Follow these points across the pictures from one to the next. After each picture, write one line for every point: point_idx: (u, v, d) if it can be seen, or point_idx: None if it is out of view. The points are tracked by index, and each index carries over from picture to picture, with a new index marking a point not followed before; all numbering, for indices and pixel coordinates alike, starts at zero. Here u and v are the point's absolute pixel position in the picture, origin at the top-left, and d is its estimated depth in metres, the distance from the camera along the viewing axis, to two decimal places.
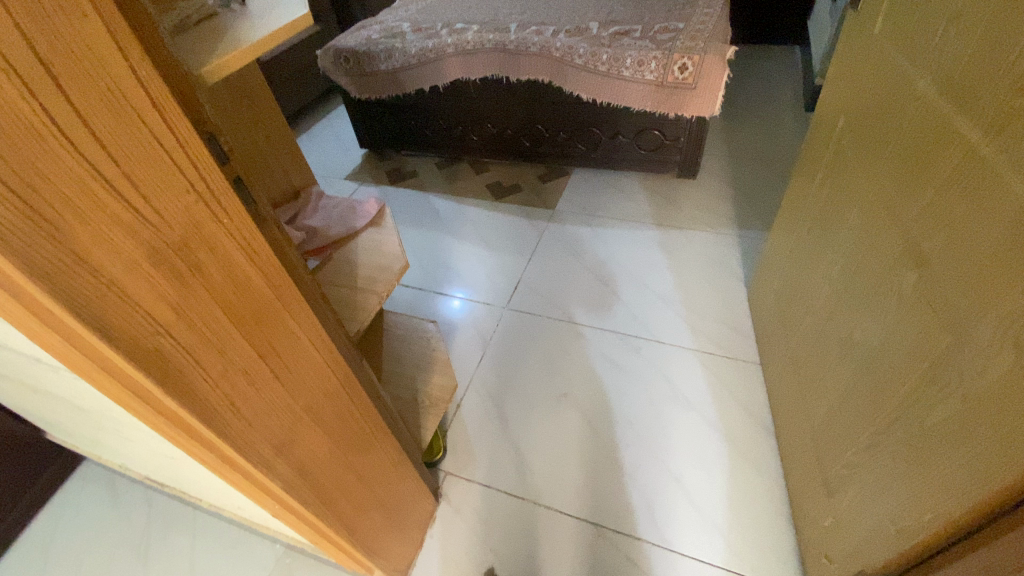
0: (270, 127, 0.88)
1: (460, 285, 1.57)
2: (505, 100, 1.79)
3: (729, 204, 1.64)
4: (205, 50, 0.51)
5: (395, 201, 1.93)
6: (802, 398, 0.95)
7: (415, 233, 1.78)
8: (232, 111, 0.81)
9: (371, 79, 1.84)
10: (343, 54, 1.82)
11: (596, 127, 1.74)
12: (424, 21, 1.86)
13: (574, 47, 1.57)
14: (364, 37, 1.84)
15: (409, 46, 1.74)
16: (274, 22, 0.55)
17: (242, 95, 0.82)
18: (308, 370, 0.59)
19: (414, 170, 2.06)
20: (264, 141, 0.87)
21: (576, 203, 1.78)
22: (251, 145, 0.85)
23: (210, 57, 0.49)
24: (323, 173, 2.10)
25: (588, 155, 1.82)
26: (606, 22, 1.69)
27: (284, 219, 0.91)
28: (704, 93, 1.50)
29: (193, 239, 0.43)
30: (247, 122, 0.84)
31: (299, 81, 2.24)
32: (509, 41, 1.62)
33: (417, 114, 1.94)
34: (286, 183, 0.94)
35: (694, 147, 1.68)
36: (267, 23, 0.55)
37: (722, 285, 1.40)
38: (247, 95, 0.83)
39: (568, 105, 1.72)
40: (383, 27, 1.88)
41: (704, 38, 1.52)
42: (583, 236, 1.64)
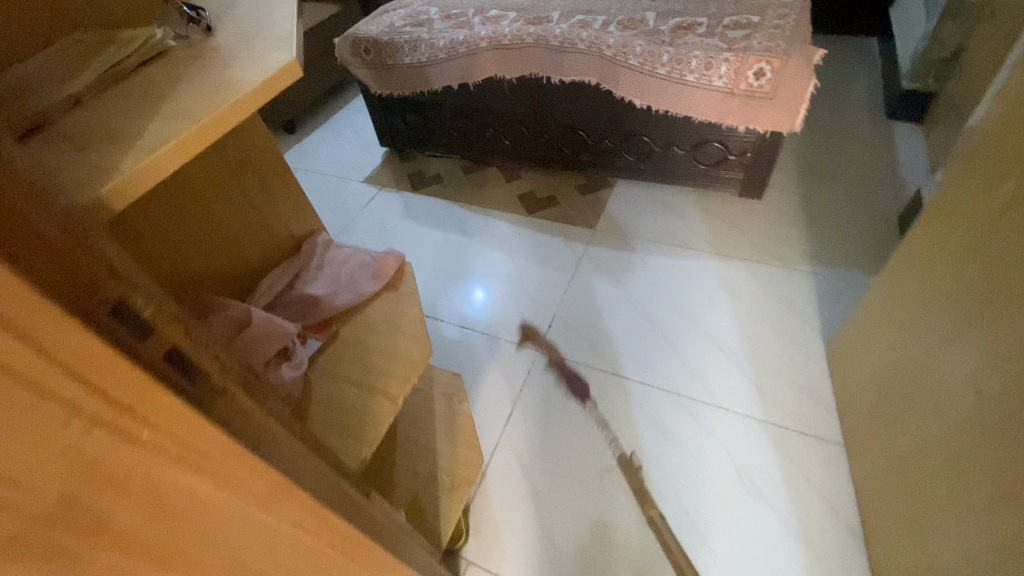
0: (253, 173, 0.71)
1: (486, 316, 1.38)
2: (543, 103, 1.56)
3: (801, 233, 1.42)
4: (134, 129, 0.33)
5: (417, 209, 1.75)
6: (929, 527, 0.76)
7: (438, 247, 1.60)
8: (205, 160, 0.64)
9: (394, 73, 1.64)
10: (363, 44, 1.62)
11: (647, 136, 1.51)
12: (454, 8, 1.64)
13: (630, 44, 1.35)
14: (387, 25, 1.64)
15: (438, 38, 1.53)
16: (247, 73, 0.37)
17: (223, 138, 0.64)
18: (292, 564, 0.43)
19: (438, 174, 1.86)
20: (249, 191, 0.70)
21: (621, 222, 1.57)
22: (235, 199, 0.68)
23: (133, 149, 0.31)
24: (340, 174, 1.92)
25: (636, 167, 1.60)
26: (665, 14, 1.45)
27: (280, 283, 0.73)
28: (782, 105, 1.27)
29: (85, 487, 0.27)
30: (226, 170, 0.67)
31: (313, 69, 2.05)
32: (553, 35, 1.41)
33: (444, 113, 1.73)
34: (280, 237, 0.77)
35: (763, 164, 1.44)
36: (238, 80, 0.36)
37: (794, 337, 1.21)
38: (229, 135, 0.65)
39: (617, 111, 1.49)
40: (408, 13, 1.67)
41: (785, 39, 1.28)
42: (630, 265, 1.44)
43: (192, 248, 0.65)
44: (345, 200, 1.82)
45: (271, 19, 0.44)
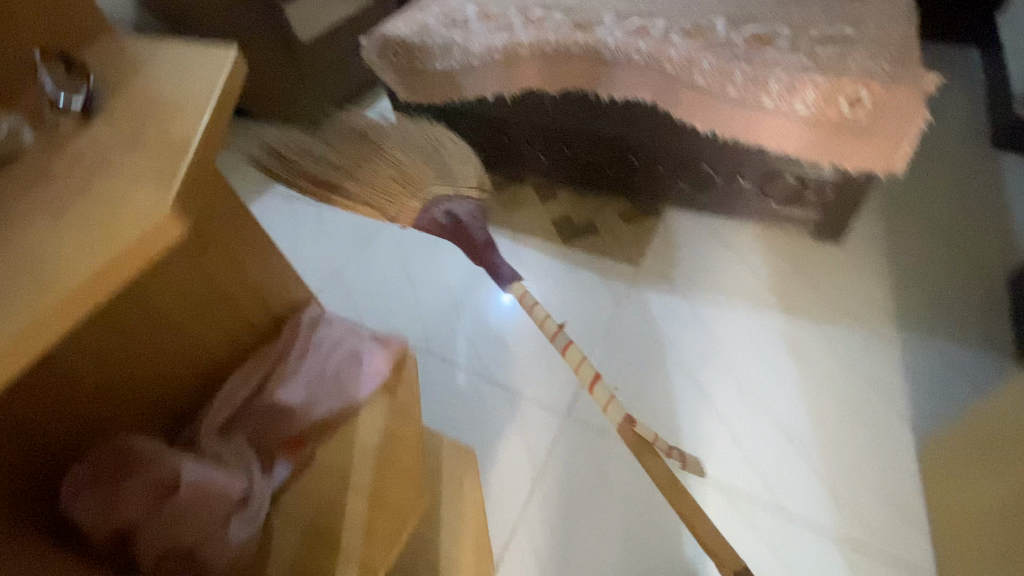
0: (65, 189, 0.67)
1: (506, 361, 1.21)
2: (587, 120, 1.38)
3: (887, 290, 1.19)
4: None
5: None
6: None
7: (455, 273, 1.41)
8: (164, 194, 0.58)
9: (424, 78, 1.49)
10: (391, 45, 1.45)
11: (705, 164, 1.30)
12: None
13: (697, 59, 1.13)
14: (418, 22, 1.46)
15: (475, 41, 1.35)
16: (130, 219, 0.36)
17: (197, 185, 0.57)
18: None
19: None
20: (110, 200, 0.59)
21: (670, 260, 1.37)
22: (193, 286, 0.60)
23: None
24: None
25: (690, 196, 1.40)
26: (738, 19, 1.22)
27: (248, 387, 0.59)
28: (881, 139, 1.05)
29: None
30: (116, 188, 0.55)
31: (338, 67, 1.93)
32: (605, 45, 1.21)
33: (476, 125, 1.56)
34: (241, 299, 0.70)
35: (845, 205, 1.22)
36: (74, 265, 0.34)
37: (878, 427, 1.02)
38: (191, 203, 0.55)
39: (672, 134, 1.29)
40: (442, 9, 1.48)
41: (890, 60, 1.05)
42: (680, 314, 1.25)
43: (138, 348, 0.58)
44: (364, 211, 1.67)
45: (155, 159, 0.39)
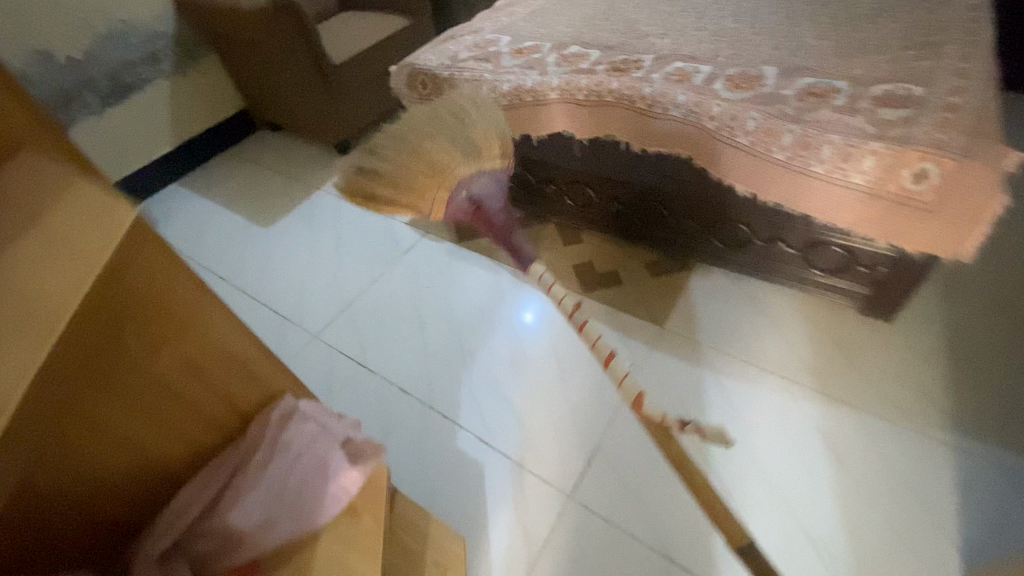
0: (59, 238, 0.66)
1: (509, 427, 1.16)
2: (617, 168, 1.30)
3: (944, 388, 1.07)
4: None
5: (458, 266, 1.53)
6: None
7: (468, 322, 1.39)
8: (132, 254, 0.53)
9: None
10: (419, 77, 1.42)
11: (742, 225, 1.20)
12: (528, 40, 1.40)
13: (741, 116, 1.04)
14: (450, 54, 1.42)
15: (503, 77, 1.29)
16: None
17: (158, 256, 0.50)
18: None
19: None
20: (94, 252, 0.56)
21: (697, 324, 1.27)
22: (149, 399, 0.50)
23: None
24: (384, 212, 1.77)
25: (725, 256, 1.29)
26: (790, 70, 1.12)
27: (192, 512, 0.54)
28: (949, 220, 0.92)
29: None
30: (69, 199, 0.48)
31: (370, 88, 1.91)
32: (640, 94, 1.13)
33: None
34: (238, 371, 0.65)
35: (898, 285, 1.09)
36: None
37: (924, 554, 0.89)
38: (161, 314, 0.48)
39: (708, 192, 1.19)
40: (476, 41, 1.44)
41: (967, 126, 0.92)
42: (704, 389, 1.15)
43: (79, 479, 0.48)
44: (383, 245, 1.65)
45: None
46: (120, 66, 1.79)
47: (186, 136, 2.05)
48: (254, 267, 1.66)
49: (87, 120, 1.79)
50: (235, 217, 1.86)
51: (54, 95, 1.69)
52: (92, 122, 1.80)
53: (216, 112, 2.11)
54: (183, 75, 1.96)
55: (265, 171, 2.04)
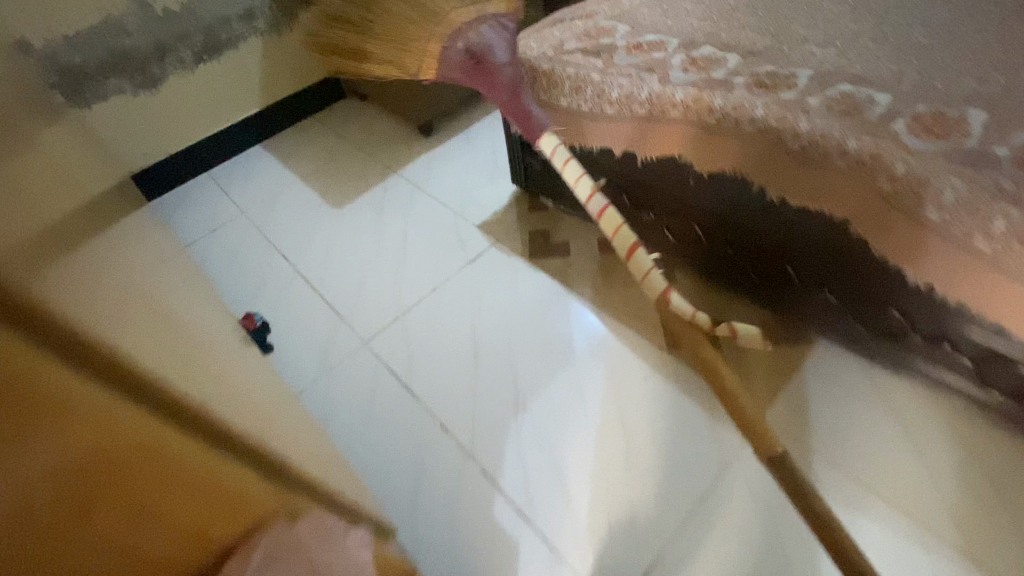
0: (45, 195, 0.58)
1: (553, 507, 1.01)
2: (739, 213, 1.04)
3: None
4: None
5: (524, 289, 1.39)
6: None
7: (530, 356, 1.23)
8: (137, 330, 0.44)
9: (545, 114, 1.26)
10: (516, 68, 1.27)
11: (894, 309, 0.94)
12: (648, 35, 1.24)
13: (932, 184, 0.78)
14: (556, 43, 1.28)
15: (612, 81, 1.11)
16: None
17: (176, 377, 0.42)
18: None
19: (565, 243, 1.47)
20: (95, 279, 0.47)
21: (826, 423, 1.09)
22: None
23: None
24: (457, 208, 1.64)
25: (859, 336, 1.05)
26: (1005, 124, 0.83)
27: None
28: None
29: None
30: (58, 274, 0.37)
31: None
32: (790, 131, 0.88)
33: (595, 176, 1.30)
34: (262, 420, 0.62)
35: None
36: None
37: None
38: (102, 470, 0.36)
39: (862, 266, 0.92)
40: (586, 32, 1.29)
41: None
42: (844, 511, 1.01)
43: None
44: (451, 247, 1.53)
45: None
46: (217, 22, 1.74)
47: (274, 99, 2.01)
48: (316, 252, 1.59)
49: (181, 75, 1.76)
50: (308, 191, 1.80)
51: (152, 47, 1.66)
52: (185, 77, 1.77)
53: (305, 76, 2.04)
54: (279, 34, 1.89)
55: (345, 144, 1.96)
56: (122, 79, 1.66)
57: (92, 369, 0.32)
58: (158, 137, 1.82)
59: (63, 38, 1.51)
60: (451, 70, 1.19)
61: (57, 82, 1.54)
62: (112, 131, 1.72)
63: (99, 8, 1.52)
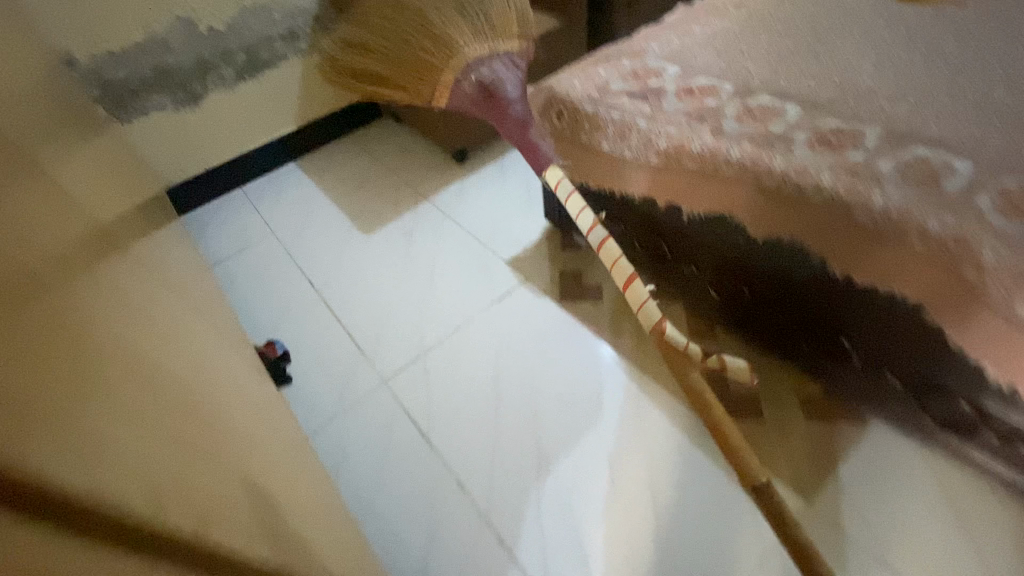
0: (41, 208, 0.52)
1: None
2: (793, 282, 0.96)
3: None
4: None
5: (553, 334, 1.32)
6: None
7: (555, 411, 1.18)
8: (139, 440, 0.41)
9: (585, 155, 1.21)
10: (557, 106, 1.22)
11: (965, 404, 0.87)
12: (700, 78, 1.17)
13: None
14: (600, 82, 1.22)
15: (660, 130, 1.06)
16: None
17: (197, 518, 0.41)
18: None
19: (598, 287, 1.41)
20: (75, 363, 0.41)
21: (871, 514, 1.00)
22: None
23: None
24: (487, 241, 1.59)
25: (920, 421, 0.97)
26: None
27: None
28: None
29: None
30: (86, 450, 0.33)
31: None
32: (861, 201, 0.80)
33: (634, 225, 1.24)
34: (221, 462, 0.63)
35: None
36: None
37: None
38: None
39: (931, 356, 0.85)
40: (633, 71, 1.23)
41: None
42: None
43: None
44: (478, 284, 1.48)
45: None
46: (259, 41, 1.74)
47: (311, 118, 2.01)
48: (342, 280, 1.56)
49: (221, 92, 1.76)
50: (339, 214, 1.78)
51: (194, 64, 1.67)
52: (225, 94, 1.78)
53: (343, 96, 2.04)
54: None
55: (378, 167, 1.94)
56: (163, 95, 1.67)
57: (133, 567, 0.31)
58: (196, 153, 1.82)
59: (108, 53, 1.52)
60: (462, 102, 1.17)
61: (99, 96, 1.56)
62: (150, 146, 1.73)
63: (143, 25, 1.54)
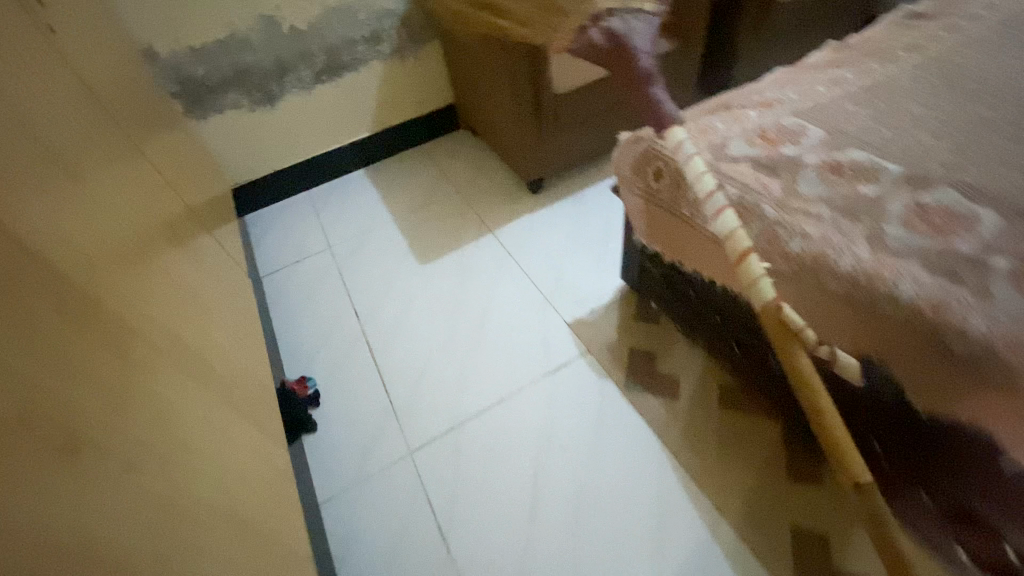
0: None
1: None
2: (952, 469, 0.73)
3: None
4: None
5: (609, 430, 1.12)
6: None
7: (598, 535, 0.99)
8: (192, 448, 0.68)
9: (683, 228, 0.99)
10: (655, 163, 1.00)
11: None
12: (850, 151, 0.91)
13: None
14: (715, 140, 0.98)
15: (794, 224, 0.81)
16: None
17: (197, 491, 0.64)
18: None
19: (672, 376, 1.17)
20: (92, 352, 0.56)
21: None
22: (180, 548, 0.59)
23: None
24: (551, 293, 1.39)
25: None
26: None
27: None
28: None
29: None
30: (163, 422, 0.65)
31: (597, 118, 1.58)
32: None
33: (735, 324, 1.01)
34: (137, 478, 0.56)
35: None
36: None
37: None
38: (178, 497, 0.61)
39: None
40: (759, 130, 0.98)
41: None
42: None
43: None
44: (533, 344, 1.28)
45: None
46: (340, 43, 1.64)
47: (388, 125, 1.89)
48: (387, 314, 1.43)
49: (298, 94, 1.68)
50: (398, 234, 1.66)
51: (273, 63, 1.59)
52: (300, 97, 1.69)
53: (422, 105, 1.91)
54: (402, 59, 1.76)
55: (446, 185, 1.79)
56: (239, 93, 1.60)
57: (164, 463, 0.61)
58: (266, 153, 1.76)
59: (189, 49, 1.47)
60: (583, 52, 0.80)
61: (178, 91, 1.51)
62: (222, 143, 1.67)
63: (227, 22, 1.47)
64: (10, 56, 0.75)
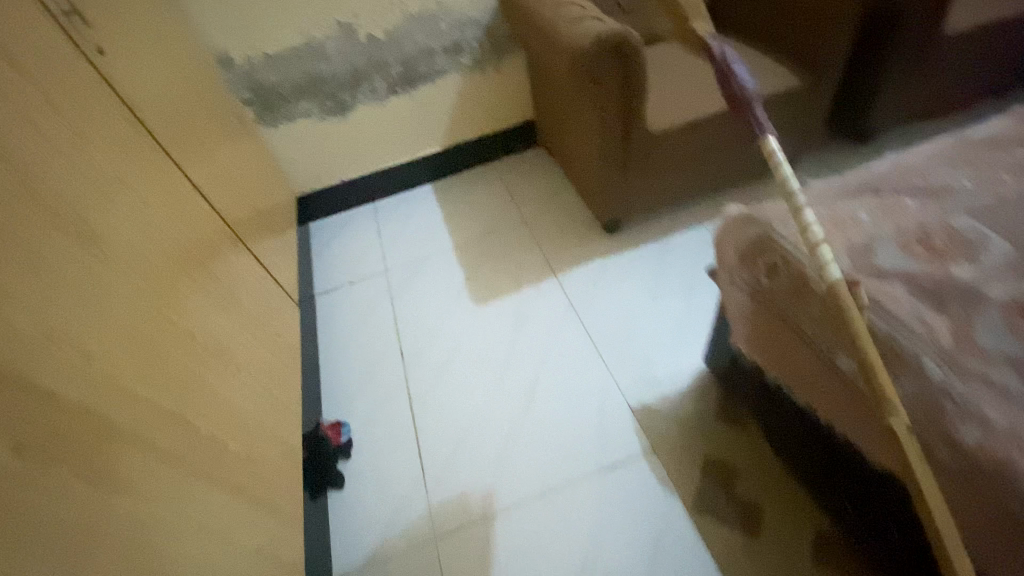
0: None
1: None
2: None
3: None
4: None
5: (667, 557, 0.94)
6: None
7: None
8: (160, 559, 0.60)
9: (802, 348, 0.78)
10: (772, 260, 0.79)
11: None
12: None
13: None
14: (857, 242, 0.76)
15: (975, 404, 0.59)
16: None
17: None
18: None
19: (753, 504, 0.97)
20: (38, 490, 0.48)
21: None
22: None
23: None
24: (616, 364, 1.22)
25: None
26: None
27: None
28: None
29: None
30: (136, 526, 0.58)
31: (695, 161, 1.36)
32: None
33: (855, 480, 0.80)
34: None
35: None
36: None
37: None
38: None
39: None
40: (922, 236, 0.74)
41: None
42: None
43: None
44: (588, 427, 1.12)
45: None
46: (419, 53, 1.51)
47: (461, 140, 1.75)
48: (433, 361, 1.31)
49: (371, 105, 1.58)
50: (456, 266, 1.53)
51: (348, 73, 1.50)
52: (373, 108, 1.59)
53: (499, 120, 1.75)
54: (483, 71, 1.62)
55: (516, 215, 1.63)
56: (310, 103, 1.53)
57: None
58: (333, 163, 1.68)
59: (264, 55, 1.40)
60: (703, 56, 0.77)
61: (251, 97, 1.46)
62: (292, 150, 1.61)
63: (303, 29, 1.38)
64: (45, 96, 0.68)
